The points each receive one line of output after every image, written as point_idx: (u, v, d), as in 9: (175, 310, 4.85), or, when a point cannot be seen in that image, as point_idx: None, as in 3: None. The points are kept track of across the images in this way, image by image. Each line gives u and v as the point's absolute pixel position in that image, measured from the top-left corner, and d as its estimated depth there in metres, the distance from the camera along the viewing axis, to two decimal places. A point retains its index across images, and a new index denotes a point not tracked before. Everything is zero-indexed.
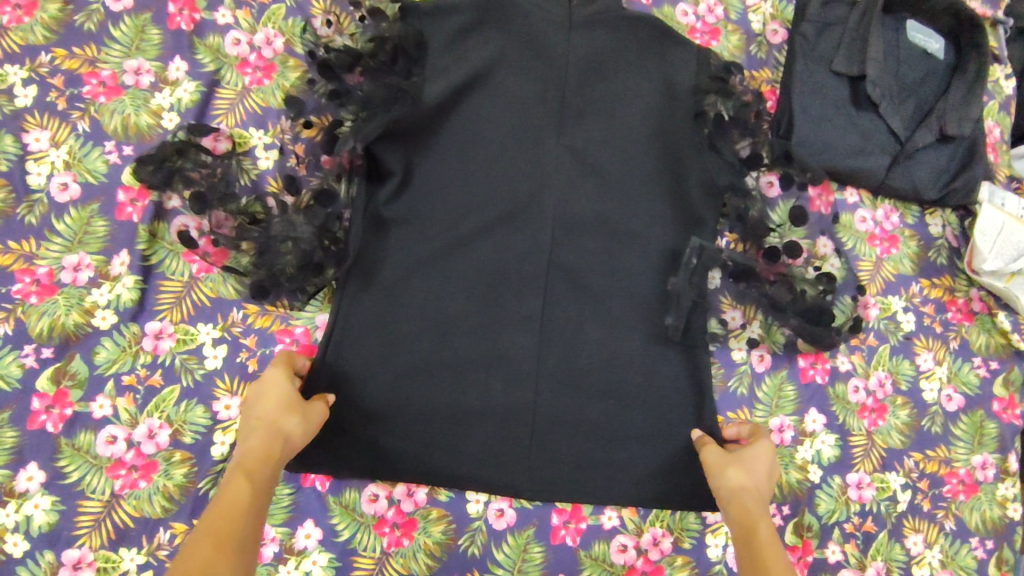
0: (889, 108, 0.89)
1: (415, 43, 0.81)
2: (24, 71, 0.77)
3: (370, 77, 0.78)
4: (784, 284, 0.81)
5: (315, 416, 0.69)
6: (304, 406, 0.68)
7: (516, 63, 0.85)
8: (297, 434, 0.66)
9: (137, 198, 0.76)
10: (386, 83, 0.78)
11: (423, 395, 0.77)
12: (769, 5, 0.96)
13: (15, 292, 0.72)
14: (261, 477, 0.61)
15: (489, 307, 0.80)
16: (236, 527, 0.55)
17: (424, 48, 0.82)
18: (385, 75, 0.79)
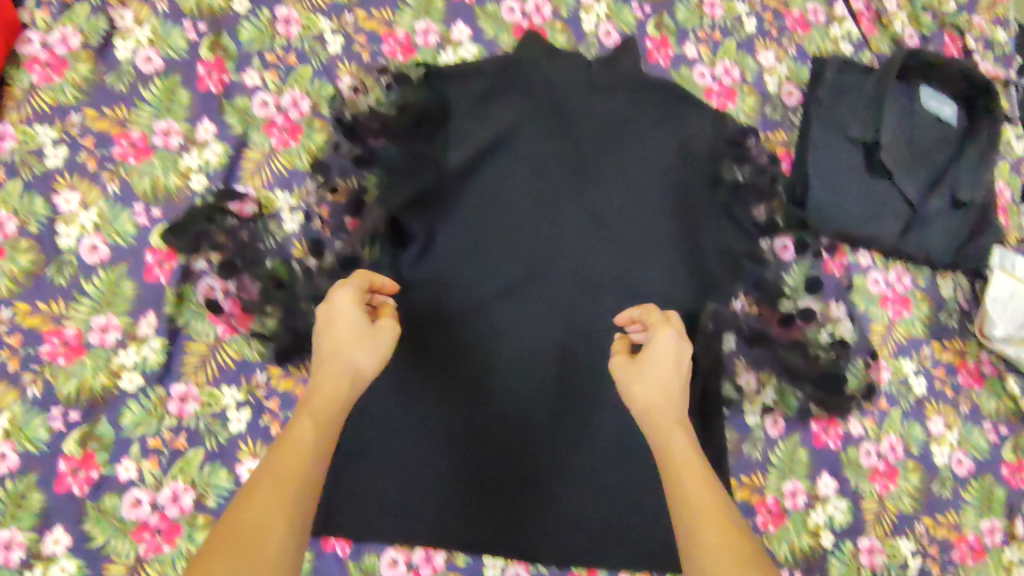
0: (902, 176, 0.90)
1: (438, 108, 0.83)
2: (54, 131, 0.78)
3: (396, 143, 0.81)
4: (799, 350, 0.84)
5: (383, 340, 0.64)
6: (372, 333, 0.63)
7: (534, 125, 0.85)
8: (365, 371, 0.63)
9: (164, 259, 0.77)
10: (413, 152, 0.81)
11: (440, 463, 0.78)
12: (784, 67, 0.98)
13: (43, 353, 0.73)
14: (325, 421, 0.60)
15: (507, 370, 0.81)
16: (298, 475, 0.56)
17: (448, 112, 0.84)
18: (412, 142, 0.82)
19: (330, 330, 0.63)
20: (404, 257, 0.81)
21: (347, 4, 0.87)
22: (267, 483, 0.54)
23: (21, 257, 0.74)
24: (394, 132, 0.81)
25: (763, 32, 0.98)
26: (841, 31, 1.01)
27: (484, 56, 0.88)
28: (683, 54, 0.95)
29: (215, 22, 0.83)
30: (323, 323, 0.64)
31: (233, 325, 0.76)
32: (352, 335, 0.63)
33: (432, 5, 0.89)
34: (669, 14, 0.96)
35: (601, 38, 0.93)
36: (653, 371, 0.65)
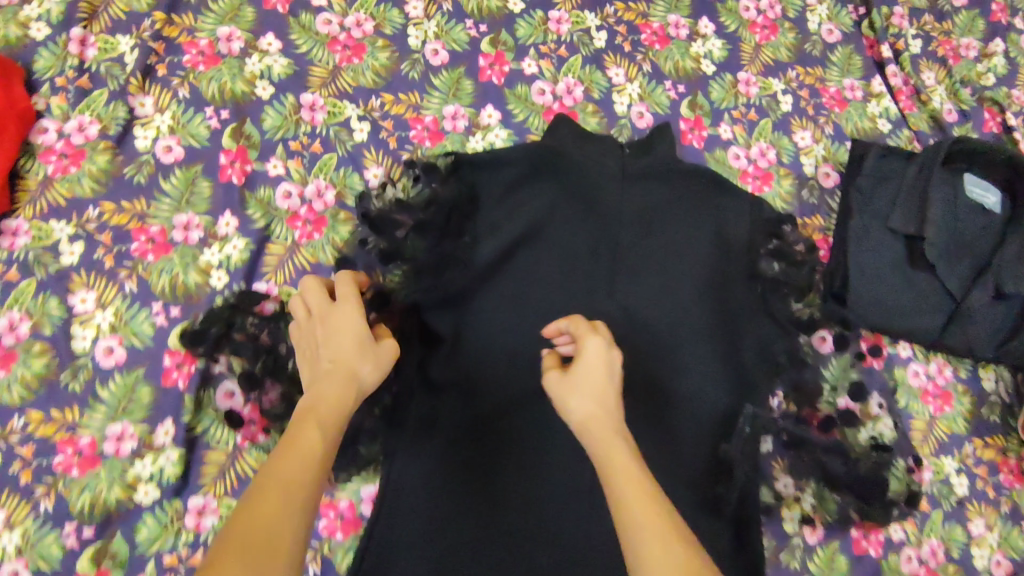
0: (946, 269, 0.86)
1: (467, 200, 0.81)
2: (70, 227, 0.75)
3: (423, 240, 0.77)
4: (839, 455, 0.80)
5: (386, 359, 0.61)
6: (375, 349, 0.61)
7: (565, 217, 0.83)
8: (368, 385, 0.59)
9: (182, 362, 0.74)
10: (440, 250, 0.78)
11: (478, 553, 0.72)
12: (821, 148, 0.95)
13: (56, 464, 0.70)
14: (331, 428, 0.53)
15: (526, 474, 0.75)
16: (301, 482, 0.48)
17: (477, 203, 0.82)
18: (440, 238, 0.78)
19: (330, 341, 0.59)
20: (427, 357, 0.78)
21: (373, 88, 0.84)
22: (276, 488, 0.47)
23: (35, 361, 0.72)
24: (421, 228, 0.78)
25: (799, 111, 0.96)
26: (879, 108, 0.98)
27: (514, 141, 0.85)
28: (717, 135, 0.92)
29: (238, 109, 0.81)
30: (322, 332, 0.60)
31: (255, 431, 0.73)
32: (354, 346, 0.59)
33: (461, 88, 0.86)
34: (703, 94, 0.93)
35: (633, 120, 0.90)
36: (585, 382, 0.57)
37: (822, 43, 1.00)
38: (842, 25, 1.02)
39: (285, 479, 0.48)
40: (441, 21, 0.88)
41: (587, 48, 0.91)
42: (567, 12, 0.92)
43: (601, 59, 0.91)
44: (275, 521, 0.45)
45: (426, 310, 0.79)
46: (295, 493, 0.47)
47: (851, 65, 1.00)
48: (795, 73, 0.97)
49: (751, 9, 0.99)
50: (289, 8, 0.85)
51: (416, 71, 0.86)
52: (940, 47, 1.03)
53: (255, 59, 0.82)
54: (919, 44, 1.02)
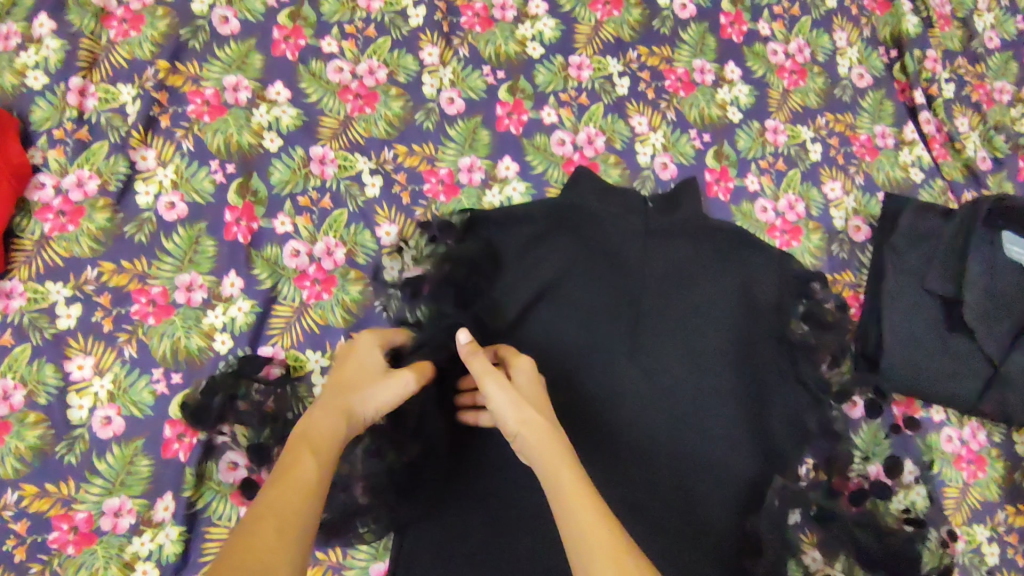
0: (985, 332, 0.82)
1: (489, 259, 0.77)
2: (67, 288, 0.72)
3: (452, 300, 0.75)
4: (873, 529, 0.76)
5: (393, 393, 0.59)
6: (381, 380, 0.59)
7: (585, 275, 0.79)
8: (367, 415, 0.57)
9: (184, 432, 0.70)
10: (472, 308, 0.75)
11: None
12: (851, 199, 0.91)
13: (50, 541, 0.67)
14: (327, 451, 0.52)
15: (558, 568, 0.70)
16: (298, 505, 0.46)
17: (499, 262, 0.78)
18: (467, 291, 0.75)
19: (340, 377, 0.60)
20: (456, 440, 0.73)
21: (386, 139, 0.81)
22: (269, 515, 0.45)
23: (29, 432, 0.68)
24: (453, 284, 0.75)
25: (828, 160, 0.92)
26: (912, 156, 0.94)
27: (533, 197, 0.82)
28: (743, 187, 0.88)
29: (244, 162, 0.77)
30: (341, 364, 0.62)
31: None
32: (357, 379, 0.59)
33: (477, 138, 0.83)
34: (729, 143, 0.89)
35: (656, 171, 0.86)
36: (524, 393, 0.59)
37: (852, 87, 0.96)
38: (873, 68, 0.97)
39: (281, 493, 0.47)
40: (457, 67, 0.85)
41: (609, 95, 0.87)
42: (589, 57, 0.88)
43: (623, 107, 0.87)
44: (273, 538, 0.43)
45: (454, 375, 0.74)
46: (290, 505, 0.46)
47: (883, 111, 0.96)
48: (824, 119, 0.93)
49: (779, 52, 0.94)
50: (299, 54, 0.81)
51: (431, 121, 0.82)
52: (974, 91, 0.99)
53: (262, 110, 0.79)
54: (952, 88, 0.98)
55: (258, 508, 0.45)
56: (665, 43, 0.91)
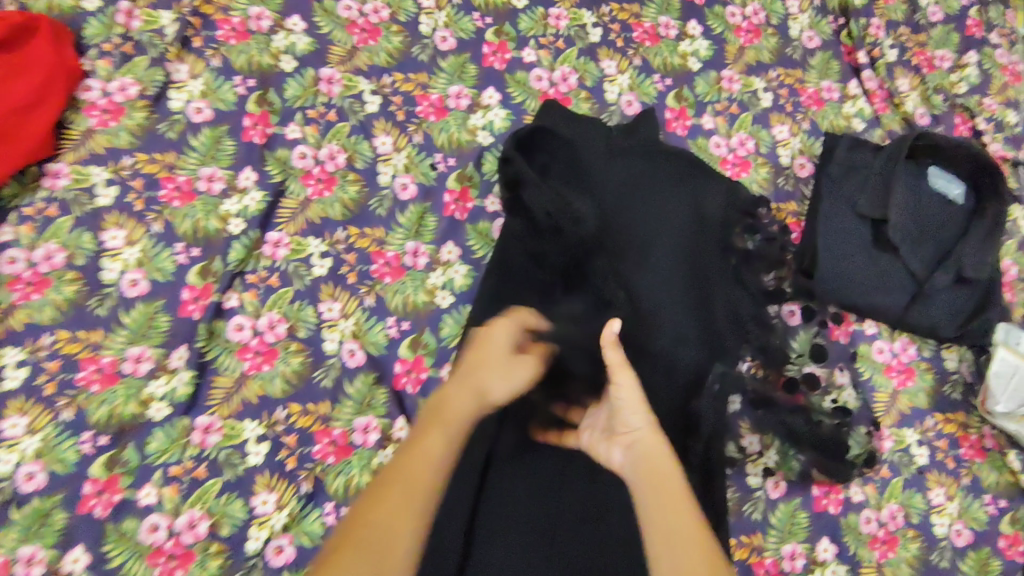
0: (909, 251, 0.92)
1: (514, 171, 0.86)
2: (107, 172, 0.84)
3: (527, 228, 0.86)
4: (803, 415, 0.86)
5: (519, 378, 0.68)
6: (509, 365, 0.68)
7: (556, 182, 0.90)
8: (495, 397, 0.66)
9: (199, 296, 0.82)
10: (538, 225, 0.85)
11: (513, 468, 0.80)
12: (797, 141, 1.02)
13: (79, 379, 0.78)
14: (454, 432, 0.61)
15: (552, 539, 0.76)
16: (420, 476, 0.56)
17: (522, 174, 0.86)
18: (573, 228, 0.84)
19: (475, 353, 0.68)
20: (439, 325, 0.86)
21: (386, 67, 0.94)
22: (398, 487, 0.55)
23: (67, 287, 0.80)
24: (527, 217, 0.86)
25: (777, 107, 1.03)
26: (854, 109, 1.06)
27: (512, 122, 0.94)
28: (700, 125, 1.00)
29: (263, 79, 0.90)
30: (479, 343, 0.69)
31: (260, 361, 0.81)
32: (494, 359, 0.68)
33: (465, 71, 0.96)
34: (688, 87, 1.01)
35: (622, 107, 0.98)
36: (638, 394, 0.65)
37: (802, 48, 1.08)
38: (822, 32, 1.10)
39: (414, 463, 0.57)
40: (450, 12, 0.98)
41: (582, 41, 1.00)
42: (566, 10, 1.01)
43: (595, 52, 1.00)
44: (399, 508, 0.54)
45: (513, 263, 0.86)
46: (420, 475, 0.56)
47: (830, 69, 1.08)
48: (776, 73, 1.05)
49: (737, 15, 1.07)
50: None
51: (426, 55, 0.95)
52: (915, 56, 1.11)
53: (281, 37, 0.92)
54: (895, 52, 1.10)
55: (386, 477, 0.56)
56: (635, 3, 1.04)
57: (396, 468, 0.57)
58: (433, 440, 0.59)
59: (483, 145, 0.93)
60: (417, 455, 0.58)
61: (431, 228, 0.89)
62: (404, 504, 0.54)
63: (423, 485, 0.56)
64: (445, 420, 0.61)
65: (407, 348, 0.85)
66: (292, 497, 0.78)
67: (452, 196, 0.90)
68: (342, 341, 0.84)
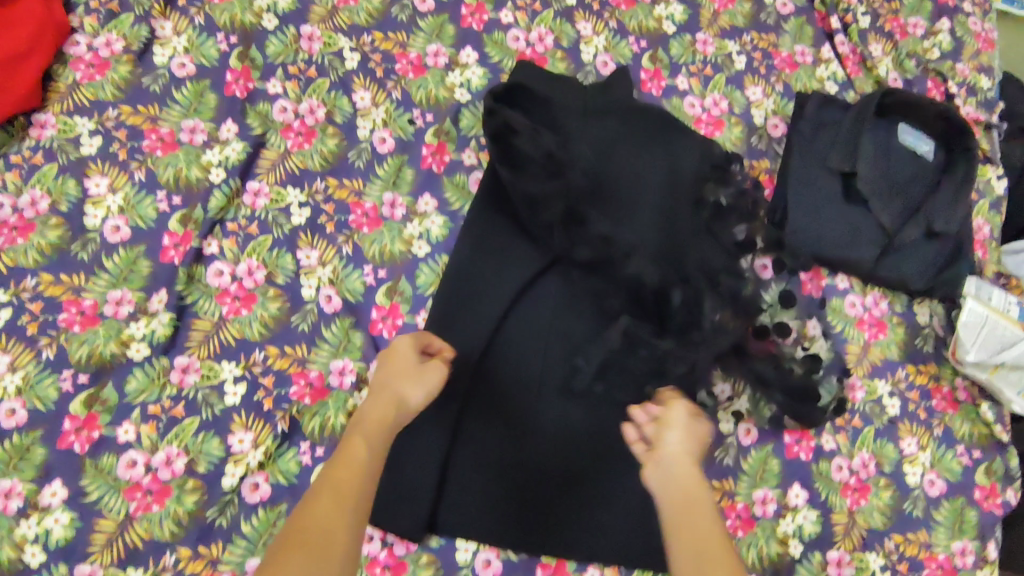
0: (879, 204, 0.94)
1: (503, 125, 0.86)
2: (92, 123, 0.86)
3: (521, 182, 0.85)
4: (772, 362, 0.87)
5: (433, 381, 0.70)
6: (420, 373, 0.69)
7: (536, 129, 0.87)
8: (411, 401, 0.67)
9: (180, 242, 0.84)
10: (534, 177, 0.85)
11: (482, 414, 0.83)
12: (771, 102, 1.04)
13: (60, 320, 0.79)
14: (375, 436, 0.63)
15: (528, 485, 0.82)
16: (349, 484, 0.58)
17: (509, 126, 0.86)
18: (572, 175, 0.86)
19: (384, 370, 0.70)
20: (415, 273, 0.88)
21: (366, 27, 0.96)
22: (327, 495, 0.57)
23: (50, 232, 0.82)
24: (523, 171, 0.85)
25: (751, 69, 1.05)
26: (827, 72, 1.08)
27: (489, 80, 0.96)
28: (674, 85, 1.02)
29: (245, 36, 0.92)
30: (382, 361, 0.71)
31: (238, 306, 0.83)
32: (405, 369, 0.69)
33: (444, 31, 0.98)
34: (663, 49, 1.03)
35: (598, 67, 1.00)
36: (696, 428, 0.66)
37: (776, 13, 1.10)
38: None
39: (340, 472, 0.59)
40: None
41: (559, 3, 1.02)
42: None
43: (571, 14, 1.02)
44: (330, 514, 0.55)
45: (496, 219, 0.88)
46: (346, 483, 0.58)
47: (803, 34, 1.10)
48: (749, 37, 1.07)
49: None
50: None
51: (405, 15, 0.98)
52: (888, 23, 1.13)
53: None
54: (868, 19, 1.12)
55: (320, 487, 0.58)
56: None
57: (327, 478, 0.59)
58: (354, 448, 0.61)
59: (461, 102, 0.95)
60: (346, 464, 0.60)
61: (408, 180, 0.91)
62: (335, 507, 0.56)
63: (350, 496, 0.57)
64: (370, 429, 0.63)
65: (383, 295, 0.86)
66: (267, 436, 0.79)
67: (429, 149, 0.93)
68: (320, 287, 0.85)
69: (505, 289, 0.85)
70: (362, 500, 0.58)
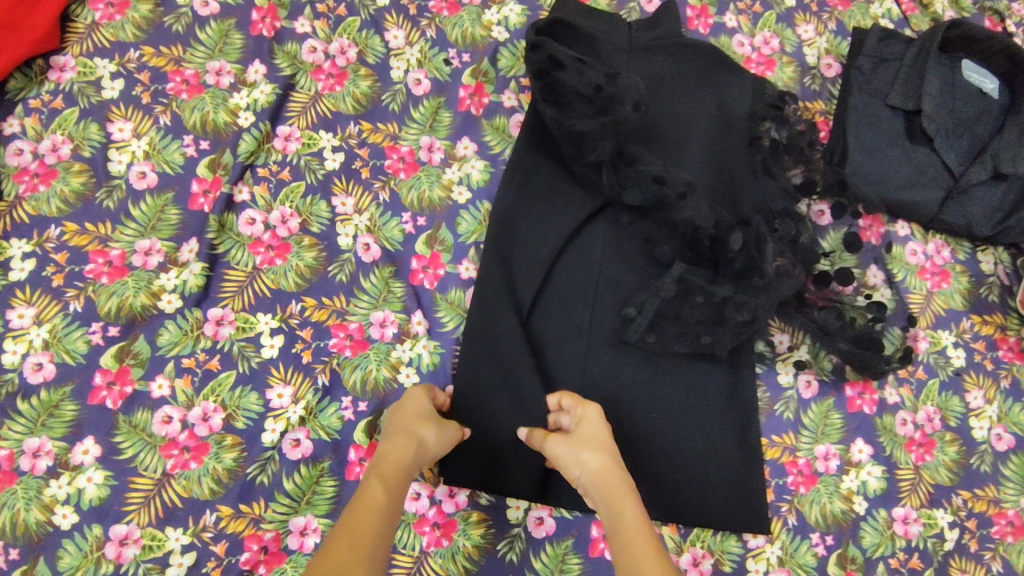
0: (944, 143, 0.89)
1: (547, 59, 0.79)
2: (113, 65, 0.82)
3: (566, 120, 0.79)
4: (833, 311, 0.81)
5: (451, 433, 0.69)
6: (438, 421, 0.69)
7: (582, 59, 0.79)
8: (429, 444, 0.67)
9: (209, 189, 0.79)
10: (581, 114, 0.78)
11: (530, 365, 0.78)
12: (823, 40, 0.98)
13: (87, 271, 0.75)
14: (395, 483, 0.62)
15: None
16: (370, 528, 0.56)
17: (555, 59, 0.79)
18: (624, 108, 0.77)
19: (399, 413, 0.70)
20: (456, 221, 0.84)
21: None
22: (344, 539, 0.54)
23: (73, 179, 0.77)
24: (570, 108, 0.79)
25: (802, 7, 1.00)
26: (882, 9, 1.02)
27: (528, 18, 0.91)
28: (722, 23, 0.96)
29: None
30: (395, 408, 0.71)
31: (273, 256, 0.79)
32: (422, 414, 0.69)
33: None
34: None
35: (642, 4, 0.96)
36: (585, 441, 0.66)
37: None
38: None
39: (358, 515, 0.57)
40: None
41: None
42: None
43: None
44: (351, 554, 0.53)
45: (543, 164, 0.84)
46: (366, 527, 0.56)
47: None
48: None
49: None
50: None
51: None
52: None
53: None
54: None
55: (337, 535, 0.55)
56: None
57: (348, 521, 0.57)
58: (374, 490, 0.60)
59: (499, 41, 0.90)
60: (363, 508, 0.58)
61: (446, 124, 0.87)
62: (355, 556, 0.53)
63: (368, 540, 0.55)
64: (390, 472, 0.62)
65: (423, 243, 0.82)
66: (308, 391, 0.75)
67: (467, 91, 0.88)
68: (357, 235, 0.81)
69: (553, 236, 0.81)
70: (380, 548, 0.56)
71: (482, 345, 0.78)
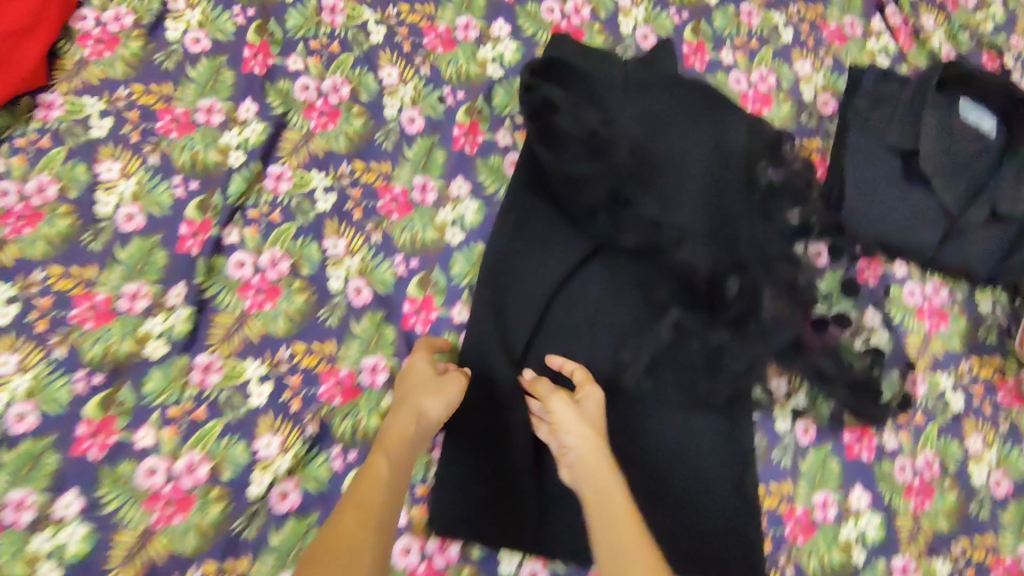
0: (943, 183, 0.87)
1: (541, 102, 0.81)
2: (101, 103, 0.81)
3: (560, 161, 0.79)
4: (830, 355, 0.81)
5: (453, 394, 0.70)
6: (441, 385, 0.70)
7: (574, 101, 0.81)
8: (434, 413, 0.68)
9: (198, 231, 0.78)
10: (574, 156, 0.79)
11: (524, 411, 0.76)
12: (820, 77, 0.98)
13: (71, 317, 0.73)
14: (399, 455, 0.64)
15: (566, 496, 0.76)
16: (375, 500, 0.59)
17: (548, 102, 0.80)
18: (616, 152, 0.79)
19: (404, 383, 0.71)
20: (450, 263, 0.82)
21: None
22: (350, 512, 0.58)
23: (59, 221, 0.76)
24: (563, 149, 0.79)
25: (799, 43, 0.99)
26: (879, 45, 1.01)
27: (523, 55, 0.91)
28: (718, 60, 0.96)
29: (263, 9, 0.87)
30: (400, 379, 0.72)
31: (262, 299, 0.77)
32: (425, 382, 0.70)
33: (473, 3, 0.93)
34: (705, 22, 0.98)
35: (638, 41, 0.95)
36: (586, 417, 0.69)
37: None
38: None
39: (365, 487, 0.60)
40: None
41: None
42: None
43: None
44: (355, 524, 0.56)
45: (538, 201, 0.83)
46: (370, 497, 0.59)
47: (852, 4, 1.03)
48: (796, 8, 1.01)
49: None
50: None
51: None
52: None
53: None
54: None
55: (344, 509, 0.58)
56: None
57: (356, 495, 0.60)
58: (377, 463, 0.62)
59: (493, 78, 0.90)
60: (370, 481, 0.61)
61: (440, 162, 0.85)
62: (361, 526, 0.57)
63: (376, 513, 0.58)
64: (394, 443, 0.65)
65: (415, 286, 0.81)
66: (297, 441, 0.73)
67: (461, 129, 0.87)
68: (348, 278, 0.80)
69: (548, 277, 0.80)
70: (388, 518, 0.59)
71: (478, 388, 0.77)
